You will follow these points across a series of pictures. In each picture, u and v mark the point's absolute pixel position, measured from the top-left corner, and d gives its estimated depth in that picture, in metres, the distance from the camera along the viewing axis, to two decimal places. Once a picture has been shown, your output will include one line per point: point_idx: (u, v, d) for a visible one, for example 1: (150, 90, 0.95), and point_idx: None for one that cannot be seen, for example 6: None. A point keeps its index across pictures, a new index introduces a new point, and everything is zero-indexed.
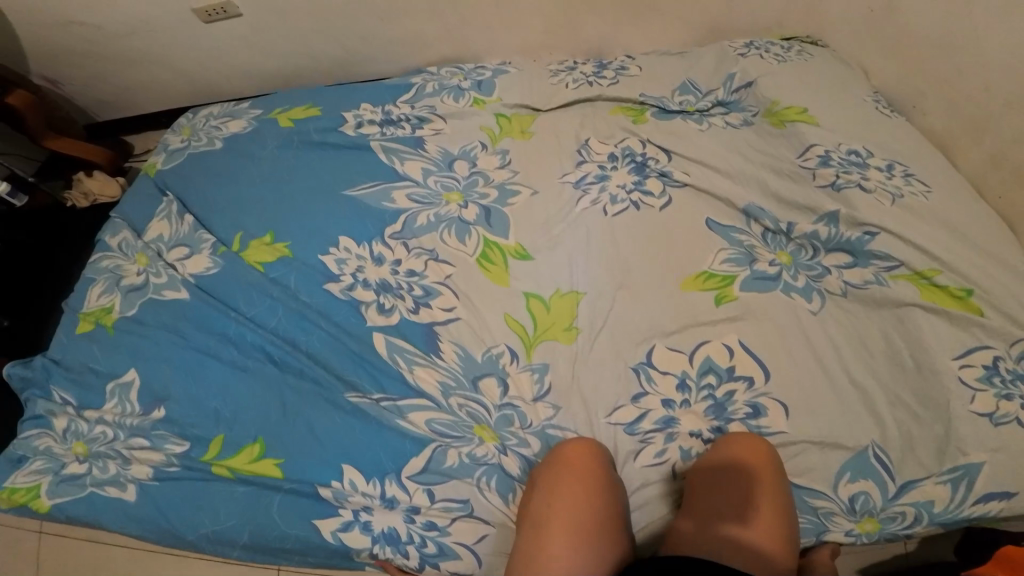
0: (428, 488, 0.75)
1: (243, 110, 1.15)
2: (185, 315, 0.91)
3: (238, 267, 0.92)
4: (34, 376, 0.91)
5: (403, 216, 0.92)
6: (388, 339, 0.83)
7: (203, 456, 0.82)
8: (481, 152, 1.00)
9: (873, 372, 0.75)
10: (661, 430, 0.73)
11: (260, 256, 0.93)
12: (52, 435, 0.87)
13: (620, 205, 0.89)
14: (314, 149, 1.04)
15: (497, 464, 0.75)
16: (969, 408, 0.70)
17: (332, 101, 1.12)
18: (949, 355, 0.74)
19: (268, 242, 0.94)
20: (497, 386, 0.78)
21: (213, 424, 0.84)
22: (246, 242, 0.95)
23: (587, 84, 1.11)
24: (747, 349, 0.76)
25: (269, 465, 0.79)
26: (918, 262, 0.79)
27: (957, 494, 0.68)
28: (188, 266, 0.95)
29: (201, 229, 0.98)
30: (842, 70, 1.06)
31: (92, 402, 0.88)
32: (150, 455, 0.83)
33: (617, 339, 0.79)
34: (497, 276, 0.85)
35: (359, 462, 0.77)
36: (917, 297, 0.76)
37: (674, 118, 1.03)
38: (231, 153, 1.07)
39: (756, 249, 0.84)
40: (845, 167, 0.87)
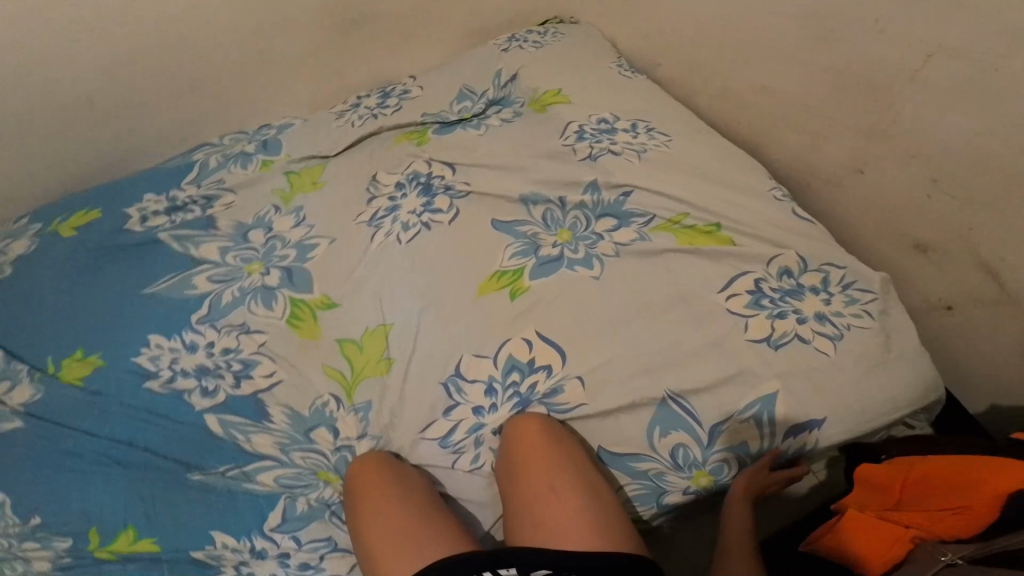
0: (293, 534, 0.78)
1: (22, 228, 1.11)
2: (18, 444, 0.83)
3: (56, 388, 0.88)
4: None
5: (207, 300, 0.92)
6: (220, 417, 0.84)
7: (89, 547, 0.77)
8: (276, 215, 1.01)
9: (654, 322, 0.80)
10: (472, 437, 0.78)
11: (76, 373, 0.90)
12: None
13: (413, 230, 0.93)
14: (108, 255, 1.02)
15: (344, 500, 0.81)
16: (745, 338, 0.78)
17: (112, 201, 1.10)
18: (717, 290, 0.81)
19: (80, 357, 0.91)
20: (328, 432, 0.82)
21: (83, 521, 0.78)
22: (59, 362, 0.91)
23: (371, 118, 1.13)
24: (549, 343, 0.80)
25: (149, 544, 0.77)
26: (667, 212, 0.88)
27: (767, 427, 0.75)
28: (14, 398, 0.88)
29: (14, 360, 0.92)
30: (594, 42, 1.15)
31: None
32: (42, 554, 0.76)
33: (429, 361, 0.82)
34: (309, 330, 0.88)
35: (227, 525, 0.78)
36: (673, 243, 0.85)
37: (455, 129, 1.05)
38: (24, 275, 1.01)
39: (539, 236, 0.89)
40: (598, 137, 0.96)
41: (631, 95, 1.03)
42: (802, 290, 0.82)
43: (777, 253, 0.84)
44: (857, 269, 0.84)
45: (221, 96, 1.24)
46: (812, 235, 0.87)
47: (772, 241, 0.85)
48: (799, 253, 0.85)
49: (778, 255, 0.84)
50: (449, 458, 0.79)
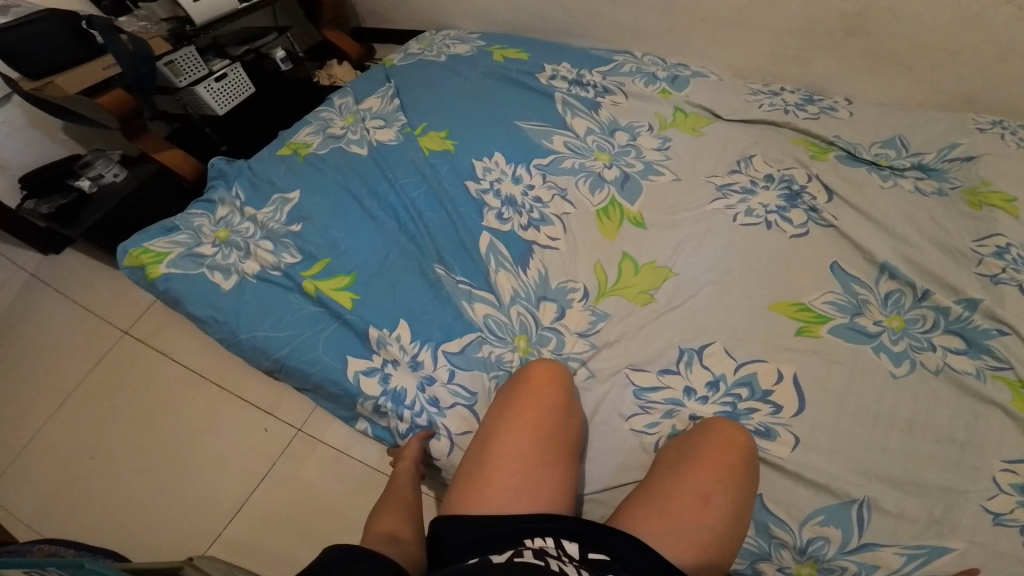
0: (452, 368, 0.84)
1: (472, 39, 1.36)
2: (353, 171, 1.11)
3: (412, 146, 1.10)
4: (225, 172, 1.22)
5: (552, 156, 1.03)
6: (491, 240, 0.94)
7: (303, 271, 1.01)
8: (645, 132, 1.06)
9: (927, 454, 0.69)
10: (666, 406, 0.75)
11: (432, 145, 1.10)
12: (207, 220, 1.16)
13: (753, 219, 0.90)
14: (512, 86, 1.20)
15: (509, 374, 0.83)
16: (981, 503, 0.64)
17: (540, 53, 1.28)
18: (1001, 455, 0.67)
19: (441, 136, 1.11)
20: (554, 310, 0.86)
21: (325, 251, 1.02)
22: (426, 131, 1.13)
23: (782, 111, 1.09)
24: (796, 387, 0.74)
25: (346, 297, 0.95)
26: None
27: (907, 568, 0.62)
28: (377, 134, 1.16)
29: (399, 113, 1.19)
30: None
31: (255, 203, 1.15)
32: (267, 256, 1.05)
33: (682, 321, 0.81)
34: (608, 229, 0.92)
35: (414, 322, 0.90)
36: (1005, 399, 0.69)
37: (861, 167, 0.97)
38: (449, 67, 1.27)
39: (867, 305, 0.80)
40: (1019, 264, 0.79)
41: None
42: None
43: None
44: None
45: (658, 20, 1.23)
46: None
47: None
48: None
49: None
50: (631, 407, 0.76)
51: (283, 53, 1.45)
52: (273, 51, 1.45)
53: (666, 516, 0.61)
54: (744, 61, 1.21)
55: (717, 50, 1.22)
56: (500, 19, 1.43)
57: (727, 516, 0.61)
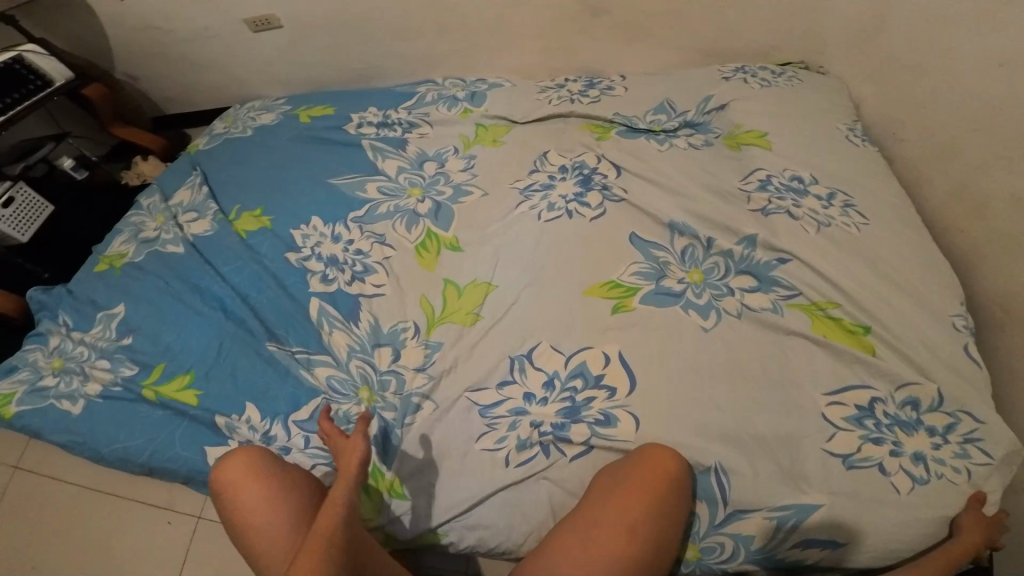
0: (307, 434, 0.83)
1: (277, 106, 1.35)
2: (176, 266, 1.07)
3: (227, 231, 1.08)
4: (49, 301, 1.10)
5: (367, 205, 1.03)
6: (321, 304, 0.92)
7: (144, 381, 0.96)
8: (452, 156, 1.10)
9: (741, 388, 0.76)
10: (511, 418, 0.79)
11: (247, 226, 1.08)
12: (43, 351, 1.04)
13: (555, 212, 0.93)
14: (320, 143, 1.19)
15: (361, 425, 0.82)
16: (824, 447, 0.72)
17: (345, 103, 1.29)
18: (823, 389, 0.75)
19: (257, 215, 1.09)
20: (389, 354, 0.86)
21: (160, 355, 0.98)
22: (240, 213, 1.11)
23: (568, 101, 1.16)
24: (624, 364, 0.78)
25: (190, 396, 0.92)
26: (814, 293, 0.81)
27: (780, 532, 0.69)
28: (192, 228, 1.13)
29: (211, 199, 1.17)
30: (837, 94, 1.05)
31: (83, 325, 1.05)
32: (104, 374, 0.97)
33: (510, 331, 0.84)
34: (427, 261, 0.94)
35: (260, 401, 0.88)
36: (806, 328, 0.78)
37: (639, 137, 1.03)
38: (255, 140, 1.25)
39: (669, 266, 0.86)
40: (781, 193, 0.88)
41: (846, 163, 0.92)
42: (917, 426, 0.73)
43: (916, 381, 0.75)
44: (995, 432, 0.73)
45: (448, 42, 1.28)
46: (971, 380, 0.76)
47: (916, 364, 0.76)
48: (941, 389, 0.75)
49: (915, 383, 0.74)
50: (479, 428, 0.79)
51: (72, 161, 1.42)
52: (60, 161, 1.40)
53: (591, 549, 0.66)
54: (533, 60, 1.29)
55: (503, 57, 1.30)
56: (302, 78, 1.45)
57: (653, 539, 0.66)
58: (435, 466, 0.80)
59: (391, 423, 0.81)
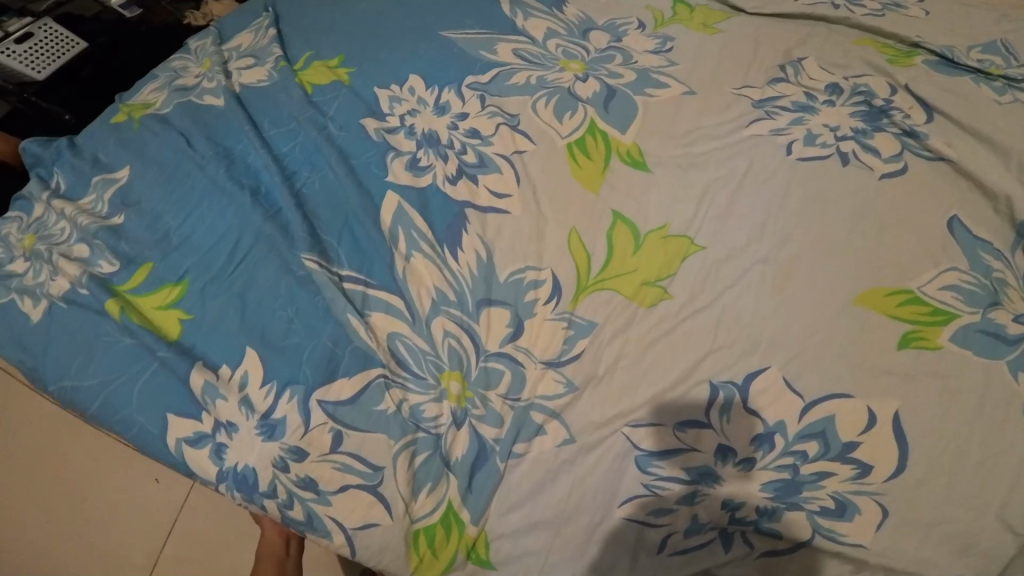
0: (337, 429, 0.49)
1: None
2: (206, 123, 0.71)
3: (285, 83, 0.71)
4: (43, 155, 0.75)
5: (495, 69, 0.63)
6: (400, 204, 0.56)
7: (120, 286, 0.61)
8: (634, 32, 0.70)
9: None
10: (684, 487, 0.45)
11: (316, 78, 0.71)
12: (20, 223, 0.69)
13: (819, 148, 0.55)
14: None
15: (443, 437, 0.50)
16: None
17: None
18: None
19: (332, 66, 0.72)
20: (507, 321, 0.50)
21: (151, 248, 0.63)
22: (310, 63, 0.74)
23: (827, 3, 0.74)
24: (900, 433, 0.43)
25: (173, 321, 0.58)
26: None
27: None
28: (242, 78, 0.77)
29: (274, 44, 0.80)
30: None
31: (75, 193, 0.70)
32: (75, 267, 0.63)
33: (721, 334, 0.47)
34: (586, 176, 0.54)
35: (268, 348, 0.53)
36: None
37: (963, 75, 0.64)
38: None
39: (1007, 288, 0.48)
40: None
41: None
42: None
43: None
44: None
45: None
46: None
47: None
48: None
49: None
50: (631, 488, 0.46)
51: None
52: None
53: None
54: None
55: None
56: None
57: None
58: (545, 532, 0.49)
59: (492, 447, 0.50)
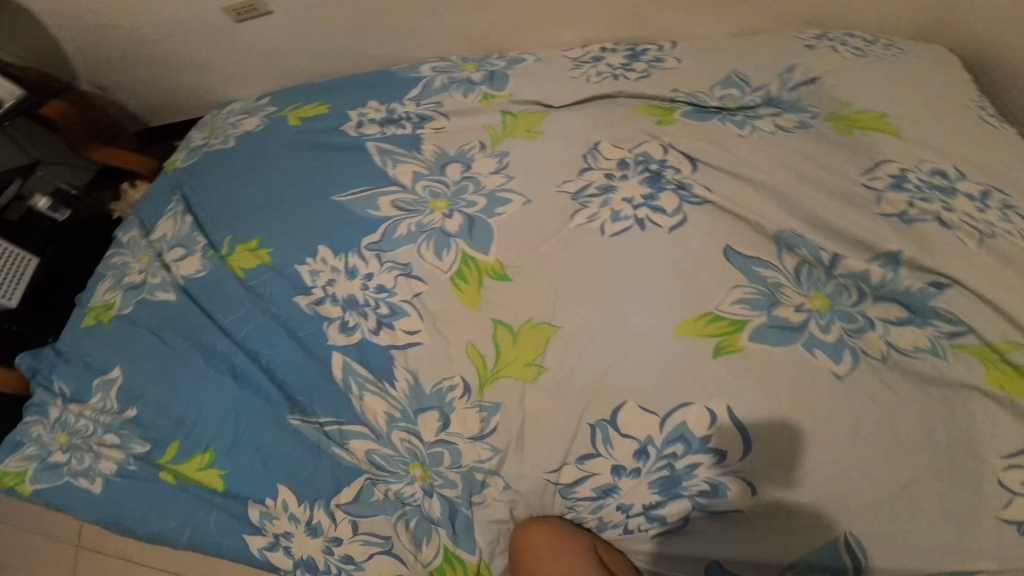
0: (354, 519, 0.74)
1: (260, 107, 1.11)
2: (170, 320, 0.88)
3: (222, 274, 0.88)
4: (41, 365, 0.93)
5: (383, 225, 0.83)
6: (345, 360, 0.77)
7: (159, 459, 0.82)
8: (479, 154, 0.90)
9: (919, 468, 0.58)
10: (597, 498, 0.66)
11: (245, 262, 0.88)
12: (44, 424, 0.90)
13: (622, 223, 0.75)
14: (310, 151, 0.98)
15: (420, 506, 0.74)
16: (1000, 515, 0.57)
17: (343, 98, 1.07)
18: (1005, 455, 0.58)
19: (252, 248, 0.88)
20: (437, 419, 0.72)
21: (172, 429, 0.83)
22: (234, 247, 0.90)
23: (612, 78, 0.98)
24: (735, 423, 0.61)
25: (213, 476, 0.79)
26: (991, 332, 0.64)
27: None
28: (180, 269, 0.92)
29: (197, 231, 0.95)
30: (941, 68, 0.89)
31: (81, 395, 0.89)
32: (117, 453, 0.84)
33: (587, 388, 0.67)
34: (469, 299, 0.76)
35: (295, 484, 0.76)
36: (980, 380, 0.61)
37: (711, 117, 0.86)
38: (243, 153, 1.01)
39: (781, 289, 0.67)
40: (923, 192, 0.73)
41: (969, 140, 0.78)
42: None
43: None
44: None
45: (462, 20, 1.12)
46: None
47: None
48: None
49: None
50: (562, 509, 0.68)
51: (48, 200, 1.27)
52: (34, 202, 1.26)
53: None
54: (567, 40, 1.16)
55: (556, 34, 1.12)
56: (307, 70, 1.25)
57: None
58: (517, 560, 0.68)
59: (457, 503, 0.72)
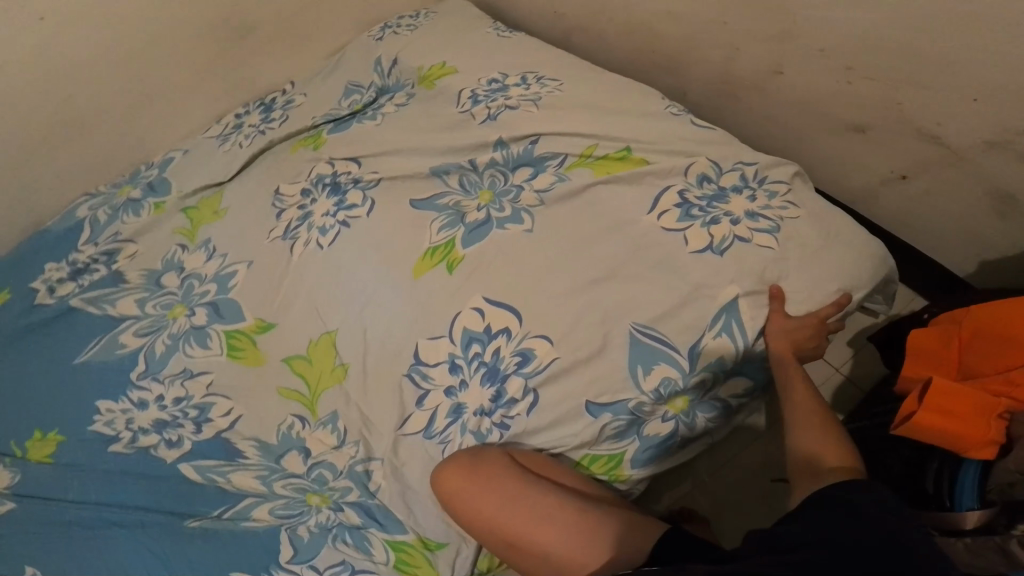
0: (310, 567, 0.74)
1: None
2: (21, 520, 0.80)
3: (31, 472, 0.84)
4: None
5: (140, 355, 0.90)
6: (193, 464, 0.82)
7: None
8: (184, 255, 0.97)
9: (610, 251, 0.81)
10: (454, 422, 0.77)
11: (43, 452, 0.87)
12: None
13: (331, 232, 0.88)
14: (25, 338, 0.96)
15: (342, 522, 0.77)
16: (690, 251, 0.80)
17: (16, 282, 1.04)
18: (645, 212, 0.84)
19: (40, 437, 0.88)
20: (299, 455, 0.82)
21: None
22: (24, 445, 0.88)
23: (259, 133, 1.09)
24: (495, 304, 0.79)
25: None
26: (577, 148, 0.91)
27: (737, 338, 0.76)
28: None
29: None
30: (472, 12, 1.20)
31: None
32: None
33: (385, 357, 0.81)
34: (252, 358, 0.87)
35: (244, 565, 0.74)
36: (592, 177, 0.87)
37: (351, 123, 1.03)
38: None
39: (462, 204, 0.88)
40: (491, 96, 0.99)
41: (506, 47, 1.08)
42: (724, 194, 0.85)
43: (690, 161, 0.87)
44: (766, 163, 0.88)
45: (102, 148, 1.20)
46: (726, 141, 0.91)
47: (682, 152, 0.89)
48: (709, 158, 0.88)
49: (692, 163, 0.87)
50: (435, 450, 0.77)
51: None
52: None
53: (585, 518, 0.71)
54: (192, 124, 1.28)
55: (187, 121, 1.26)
56: None
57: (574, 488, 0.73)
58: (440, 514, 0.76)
59: (365, 500, 0.78)
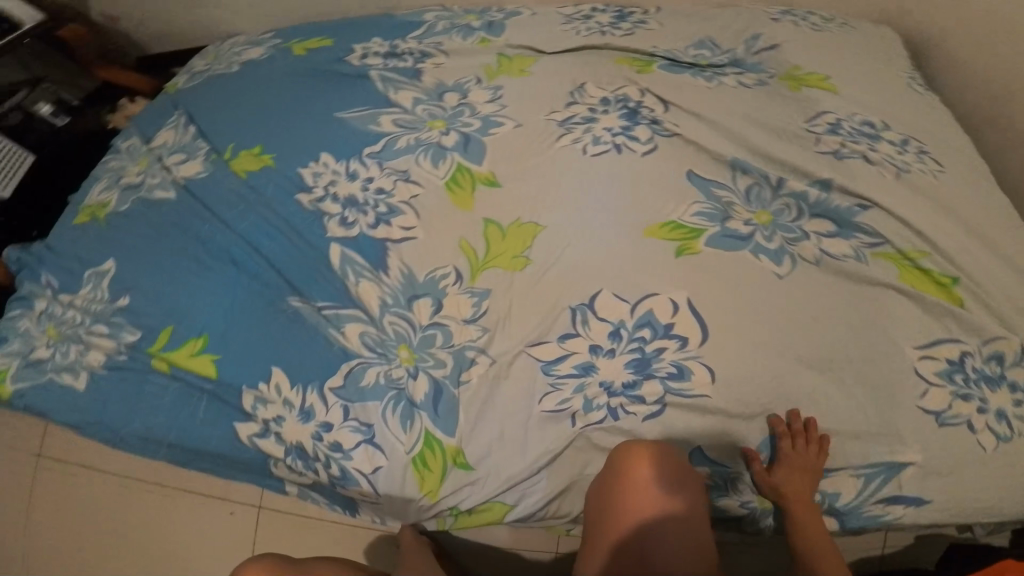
0: (345, 405, 0.77)
1: (266, 40, 1.16)
2: (160, 218, 0.92)
3: (224, 174, 0.94)
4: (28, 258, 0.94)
5: (383, 139, 0.93)
6: (342, 251, 0.84)
7: (149, 347, 0.85)
8: (475, 87, 0.98)
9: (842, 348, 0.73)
10: (577, 376, 0.72)
11: (246, 166, 0.94)
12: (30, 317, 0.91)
13: (602, 146, 0.85)
14: (314, 77, 1.04)
15: (404, 389, 0.76)
16: (919, 403, 0.72)
17: (344, 36, 1.12)
18: (912, 344, 0.74)
19: (256, 153, 0.95)
20: (430, 306, 0.79)
21: (164, 317, 0.86)
22: (238, 151, 0.96)
23: (599, 33, 1.07)
24: (692, 310, 0.72)
25: (205, 363, 0.82)
26: (899, 241, 0.78)
27: (868, 486, 0.72)
28: (181, 170, 0.97)
29: (200, 139, 1.00)
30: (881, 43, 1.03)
31: (70, 286, 0.91)
32: (105, 342, 0.86)
33: (564, 279, 0.77)
34: (461, 199, 0.86)
35: (288, 368, 0.79)
36: (894, 279, 0.76)
37: (684, 71, 0.97)
38: (242, 78, 1.07)
39: (733, 207, 0.79)
40: (855, 137, 0.86)
41: (894, 98, 0.92)
42: (1001, 381, 0.73)
43: (1001, 334, 0.74)
44: None
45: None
46: None
47: (1002, 320, 0.75)
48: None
49: (1000, 337, 0.74)
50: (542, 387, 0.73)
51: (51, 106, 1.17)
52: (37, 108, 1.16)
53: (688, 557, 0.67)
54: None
55: None
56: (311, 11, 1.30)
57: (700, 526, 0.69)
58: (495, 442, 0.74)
59: (444, 382, 0.75)
